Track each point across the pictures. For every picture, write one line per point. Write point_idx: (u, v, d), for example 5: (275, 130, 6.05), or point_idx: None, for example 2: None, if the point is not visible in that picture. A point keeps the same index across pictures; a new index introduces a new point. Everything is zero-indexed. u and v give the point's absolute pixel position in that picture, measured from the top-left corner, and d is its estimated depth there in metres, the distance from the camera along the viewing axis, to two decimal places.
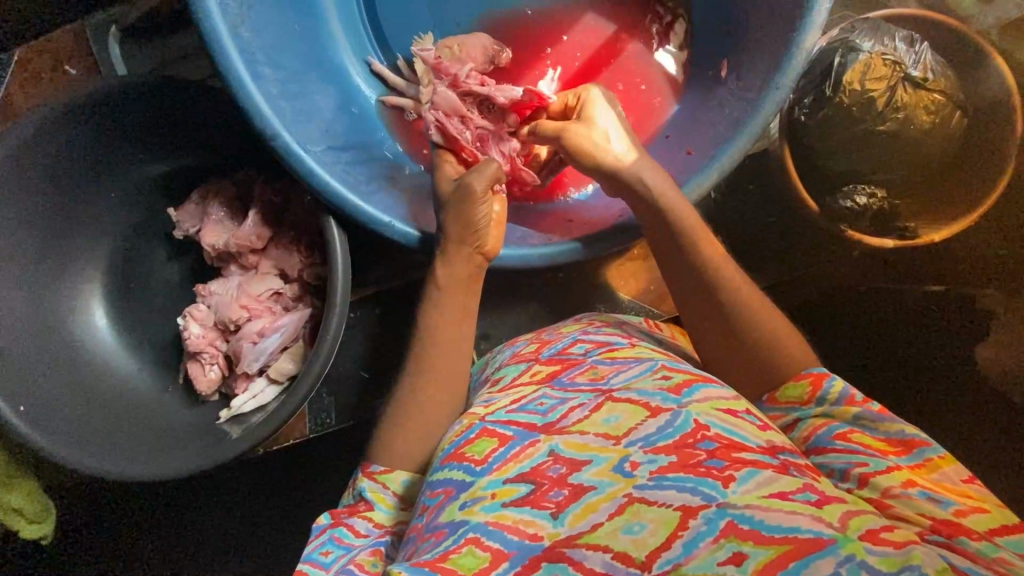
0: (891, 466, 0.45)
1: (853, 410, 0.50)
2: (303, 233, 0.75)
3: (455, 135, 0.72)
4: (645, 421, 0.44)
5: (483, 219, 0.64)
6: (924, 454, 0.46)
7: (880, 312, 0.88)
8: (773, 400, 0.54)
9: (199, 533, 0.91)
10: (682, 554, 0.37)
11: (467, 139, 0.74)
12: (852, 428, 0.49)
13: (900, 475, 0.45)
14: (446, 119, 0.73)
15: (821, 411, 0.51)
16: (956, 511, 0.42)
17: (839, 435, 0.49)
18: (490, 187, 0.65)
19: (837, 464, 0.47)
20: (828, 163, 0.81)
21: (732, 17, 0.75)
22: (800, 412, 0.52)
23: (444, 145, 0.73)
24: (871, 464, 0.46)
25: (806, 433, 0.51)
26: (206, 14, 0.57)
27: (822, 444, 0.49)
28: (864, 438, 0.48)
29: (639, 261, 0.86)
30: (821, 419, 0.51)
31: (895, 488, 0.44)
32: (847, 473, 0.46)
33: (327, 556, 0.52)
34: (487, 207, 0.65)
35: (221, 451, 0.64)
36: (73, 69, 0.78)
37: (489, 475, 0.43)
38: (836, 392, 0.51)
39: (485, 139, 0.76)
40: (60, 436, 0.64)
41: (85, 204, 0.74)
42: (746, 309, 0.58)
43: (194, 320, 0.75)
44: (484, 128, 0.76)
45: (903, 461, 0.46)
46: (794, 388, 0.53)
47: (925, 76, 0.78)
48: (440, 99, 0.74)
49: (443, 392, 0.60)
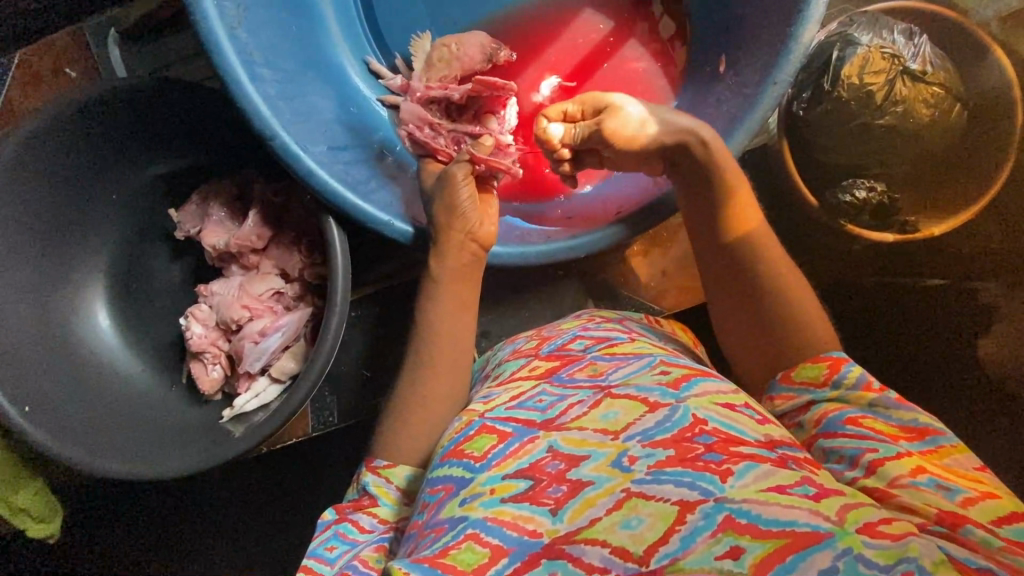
0: (901, 453, 0.45)
1: (869, 397, 0.50)
2: (301, 232, 0.76)
3: (428, 142, 0.76)
4: (642, 416, 0.44)
5: (467, 201, 0.64)
6: (936, 441, 0.46)
7: (880, 301, 0.88)
8: (787, 379, 0.54)
9: (205, 530, 0.92)
10: (680, 548, 0.37)
11: (441, 144, 0.76)
12: (864, 414, 0.49)
13: (909, 462, 0.45)
14: (416, 130, 0.76)
15: (836, 396, 0.51)
16: (963, 500, 0.42)
17: (851, 419, 0.49)
18: (469, 173, 0.66)
19: (847, 450, 0.47)
20: (827, 157, 0.81)
21: (730, 13, 0.75)
22: (814, 394, 0.52)
23: (425, 156, 0.76)
24: (881, 450, 0.46)
25: (818, 416, 0.51)
26: (203, 16, 0.57)
27: (833, 428, 0.49)
28: (876, 424, 0.48)
29: (639, 257, 0.86)
30: (835, 402, 0.51)
31: (904, 478, 0.44)
32: (857, 459, 0.46)
33: (332, 551, 0.52)
34: (470, 188, 0.65)
35: (225, 450, 0.65)
36: (74, 72, 0.79)
37: (489, 471, 0.43)
38: (853, 377, 0.51)
39: (462, 140, 0.77)
40: (62, 434, 0.65)
41: (87, 207, 0.74)
42: (760, 296, 0.59)
43: (196, 320, 0.75)
44: (456, 130, 0.77)
45: (914, 447, 0.46)
46: (810, 368, 0.53)
47: (924, 69, 0.77)
48: (406, 113, 0.78)
49: (444, 386, 0.61)
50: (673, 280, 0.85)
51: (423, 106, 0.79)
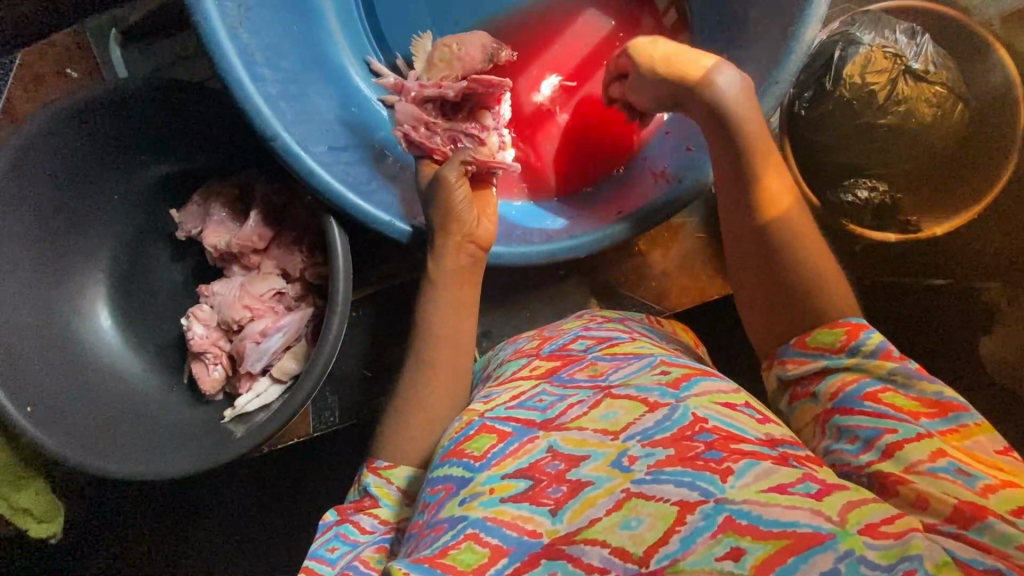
0: (921, 434, 0.45)
1: (888, 365, 0.48)
2: (303, 232, 0.76)
3: (424, 141, 0.74)
4: (643, 416, 0.44)
5: (462, 203, 0.64)
6: (958, 419, 0.46)
7: (883, 300, 0.87)
8: (801, 344, 0.53)
9: (207, 530, 0.92)
10: (680, 549, 0.37)
11: (437, 143, 0.74)
12: (883, 387, 0.48)
13: (929, 445, 0.44)
14: (411, 130, 0.74)
15: (854, 364, 0.50)
16: (983, 487, 0.42)
17: (869, 394, 0.48)
18: (462, 174, 0.65)
19: (864, 430, 0.47)
20: (832, 160, 0.80)
21: (731, 12, 0.75)
22: (831, 360, 0.51)
23: (421, 158, 0.74)
24: (900, 431, 0.45)
25: (834, 388, 0.50)
26: (205, 17, 0.57)
27: (850, 404, 0.48)
28: (896, 399, 0.47)
29: (640, 257, 0.86)
30: (852, 372, 0.50)
31: (922, 464, 0.44)
32: (874, 440, 0.46)
33: (333, 552, 0.52)
34: (464, 189, 0.64)
35: (226, 450, 0.65)
36: (75, 73, 0.79)
37: (488, 470, 0.43)
38: (872, 344, 0.50)
39: (458, 139, 0.76)
40: (64, 434, 0.65)
41: (89, 208, 0.75)
42: (775, 288, 0.57)
43: (198, 320, 0.75)
44: (451, 129, 0.76)
45: (934, 425, 0.46)
46: (827, 334, 0.52)
47: (926, 69, 0.77)
48: (401, 114, 0.77)
49: (445, 386, 0.61)
50: (674, 280, 0.85)
51: (418, 105, 0.78)
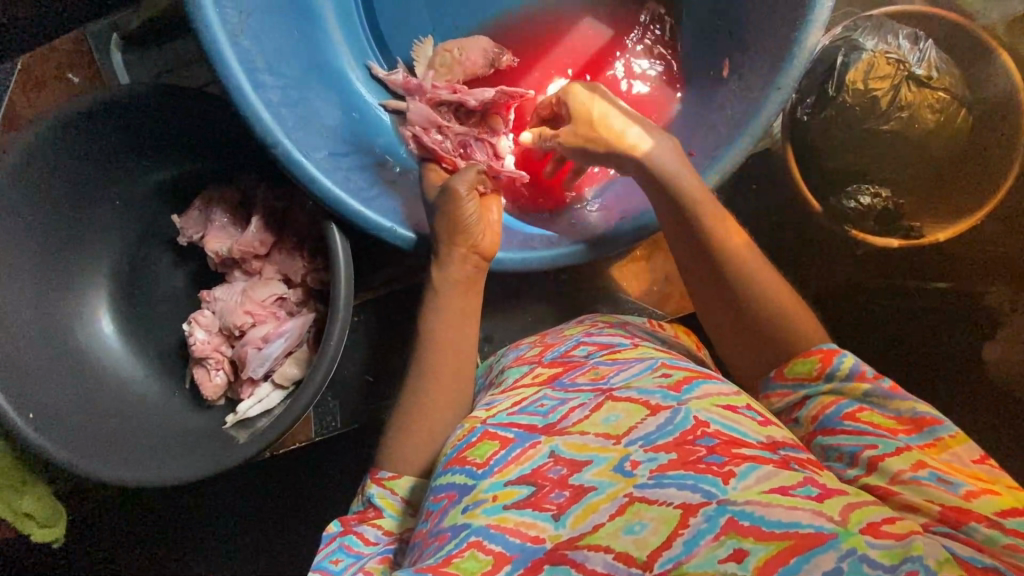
0: (901, 448, 0.45)
1: (863, 387, 0.48)
2: (304, 238, 0.76)
3: (435, 146, 0.76)
4: (645, 420, 0.44)
5: (473, 215, 0.64)
6: (935, 433, 0.45)
7: (885, 304, 0.87)
8: (781, 376, 0.53)
9: (209, 536, 0.91)
10: (683, 553, 0.37)
11: (447, 148, 0.77)
12: (860, 407, 0.48)
13: (909, 457, 0.44)
14: (422, 133, 0.77)
15: (831, 388, 0.50)
16: (966, 492, 0.42)
17: (848, 414, 0.48)
18: (472, 186, 0.65)
19: (846, 447, 0.46)
20: (830, 163, 0.81)
21: (733, 18, 0.75)
22: (809, 388, 0.51)
23: (428, 160, 0.77)
24: (880, 446, 0.45)
25: (814, 412, 0.50)
26: (206, 24, 0.57)
27: (831, 424, 0.48)
28: (873, 417, 0.47)
29: (642, 262, 0.86)
30: (830, 396, 0.50)
31: (906, 473, 0.43)
32: (857, 457, 0.46)
33: (337, 565, 0.51)
34: (474, 203, 0.65)
35: (229, 456, 0.64)
36: (76, 77, 0.79)
37: (491, 477, 0.42)
38: (846, 367, 0.49)
39: (469, 143, 0.78)
40: (69, 442, 0.65)
41: (92, 213, 0.75)
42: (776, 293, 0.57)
43: (199, 325, 0.75)
44: (464, 134, 0.78)
45: (913, 440, 0.45)
46: (803, 363, 0.52)
47: (930, 74, 0.77)
48: (414, 115, 0.78)
49: (446, 392, 0.60)
50: (677, 285, 0.85)
51: (432, 107, 0.79)
